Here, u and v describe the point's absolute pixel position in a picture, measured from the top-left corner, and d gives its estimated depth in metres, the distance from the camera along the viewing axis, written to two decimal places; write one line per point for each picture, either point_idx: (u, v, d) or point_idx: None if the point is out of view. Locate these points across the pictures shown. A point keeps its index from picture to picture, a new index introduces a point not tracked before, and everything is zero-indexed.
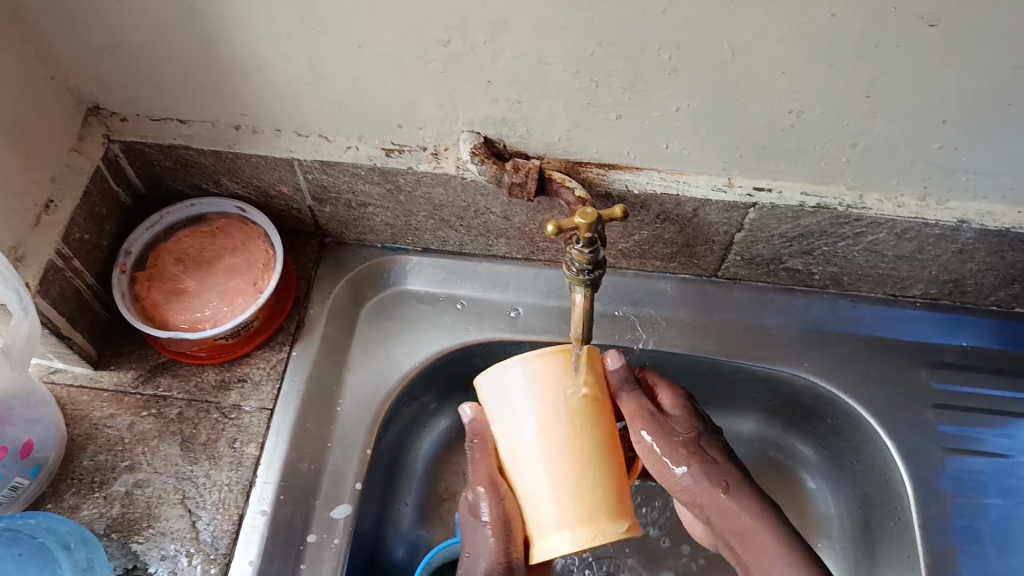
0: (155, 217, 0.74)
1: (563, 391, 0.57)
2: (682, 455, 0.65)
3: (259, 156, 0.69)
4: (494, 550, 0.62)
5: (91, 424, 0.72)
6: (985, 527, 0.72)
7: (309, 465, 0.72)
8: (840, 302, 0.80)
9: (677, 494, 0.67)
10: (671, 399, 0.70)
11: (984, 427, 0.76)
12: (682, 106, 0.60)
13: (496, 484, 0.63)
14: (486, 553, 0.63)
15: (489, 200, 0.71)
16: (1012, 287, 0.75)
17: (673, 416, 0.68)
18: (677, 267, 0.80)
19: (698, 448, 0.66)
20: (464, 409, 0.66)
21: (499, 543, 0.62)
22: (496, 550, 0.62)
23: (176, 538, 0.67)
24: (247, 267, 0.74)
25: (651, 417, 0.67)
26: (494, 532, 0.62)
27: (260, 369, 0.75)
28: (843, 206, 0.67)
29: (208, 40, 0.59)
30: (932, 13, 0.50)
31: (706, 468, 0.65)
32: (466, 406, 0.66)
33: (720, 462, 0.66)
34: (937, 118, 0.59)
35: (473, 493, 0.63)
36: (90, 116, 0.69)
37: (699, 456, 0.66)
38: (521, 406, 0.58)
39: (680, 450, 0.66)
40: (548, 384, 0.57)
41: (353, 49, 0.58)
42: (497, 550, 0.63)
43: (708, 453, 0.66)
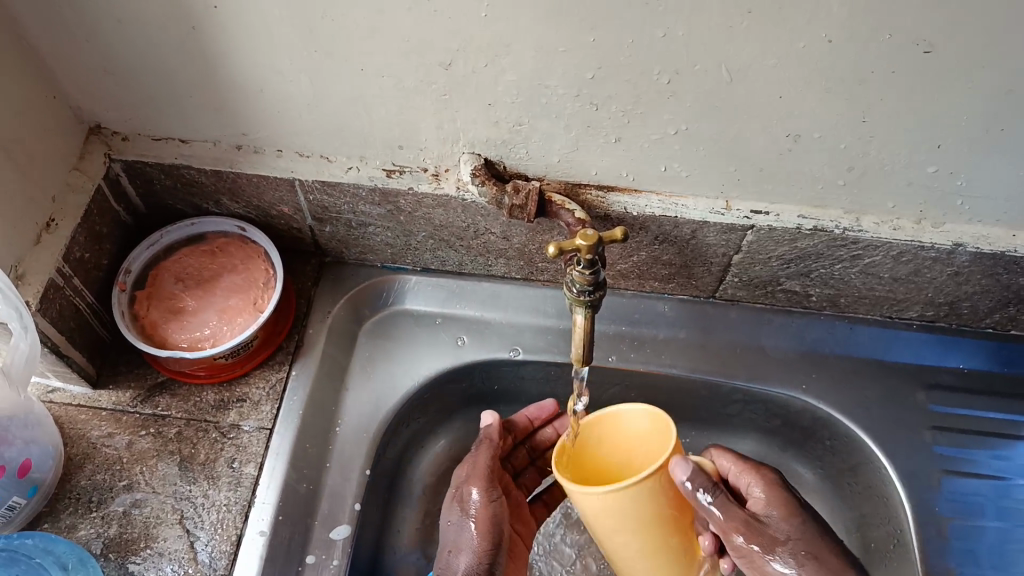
0: (155, 236, 0.75)
1: (635, 495, 0.57)
2: (787, 560, 0.61)
3: (259, 176, 0.69)
4: (477, 547, 0.66)
5: (89, 443, 0.71)
6: (983, 549, 0.72)
7: (308, 485, 0.71)
8: (837, 323, 0.80)
9: None
10: (769, 493, 0.64)
11: (980, 448, 0.76)
12: (680, 129, 0.61)
13: (492, 485, 0.70)
14: (469, 555, 0.66)
15: (489, 220, 0.71)
16: (1008, 310, 0.76)
17: (772, 518, 0.63)
18: (676, 288, 0.80)
19: (799, 552, 0.61)
20: (486, 415, 0.74)
21: (483, 537, 0.67)
22: (478, 550, 0.66)
23: (174, 559, 0.67)
24: (246, 286, 0.74)
25: (744, 528, 0.61)
26: (480, 526, 0.67)
27: (259, 389, 0.75)
28: (840, 228, 0.68)
29: (210, 60, 0.59)
30: (927, 40, 0.51)
31: (820, 572, 0.60)
32: (488, 413, 0.74)
33: (822, 560, 0.61)
34: (932, 142, 0.59)
35: (468, 488, 0.70)
36: (91, 135, 0.69)
37: (799, 565, 0.61)
38: (603, 510, 0.59)
39: (774, 553, 0.62)
40: (626, 500, 0.57)
41: (354, 70, 0.58)
42: (481, 546, 0.66)
43: (808, 556, 0.61)
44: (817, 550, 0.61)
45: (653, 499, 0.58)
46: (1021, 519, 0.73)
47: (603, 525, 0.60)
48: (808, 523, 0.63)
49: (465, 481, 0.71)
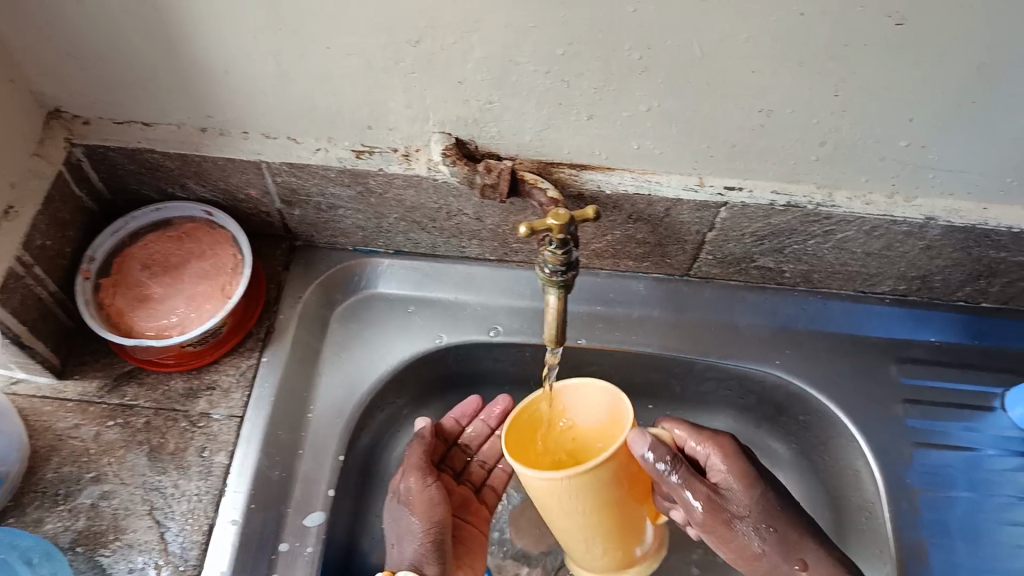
0: (119, 222, 0.73)
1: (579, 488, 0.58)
2: (748, 532, 0.65)
3: (226, 158, 0.68)
4: (419, 534, 0.66)
5: (55, 435, 0.70)
6: (953, 520, 0.73)
7: (280, 472, 0.70)
8: (811, 299, 0.80)
9: (741, 558, 0.67)
10: (729, 465, 0.66)
11: (951, 420, 0.77)
12: (652, 106, 0.60)
13: (423, 474, 0.69)
14: (415, 540, 0.66)
15: (461, 201, 0.70)
16: (978, 282, 0.76)
17: (733, 491, 0.66)
18: (650, 267, 0.80)
19: (758, 525, 0.65)
20: (420, 421, 0.74)
21: (425, 523, 0.67)
22: (419, 528, 0.66)
23: (145, 550, 0.66)
24: (214, 272, 0.72)
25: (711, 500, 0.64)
26: (419, 513, 0.67)
27: (229, 376, 0.74)
28: (813, 204, 0.68)
29: (171, 41, 0.57)
30: (899, 13, 0.51)
31: (779, 543, 0.65)
32: (421, 419, 0.74)
33: (780, 532, 0.65)
34: (905, 116, 0.59)
35: (403, 484, 0.70)
36: (50, 119, 0.67)
37: (762, 540, 0.65)
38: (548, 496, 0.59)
39: (736, 526, 0.65)
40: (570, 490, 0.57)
41: (321, 49, 0.57)
42: (424, 533, 0.66)
43: (768, 530, 0.65)
44: (775, 522, 0.65)
45: (603, 488, 0.58)
46: (992, 489, 0.74)
47: (552, 506, 0.60)
48: (764, 500, 0.66)
49: (402, 482, 0.70)
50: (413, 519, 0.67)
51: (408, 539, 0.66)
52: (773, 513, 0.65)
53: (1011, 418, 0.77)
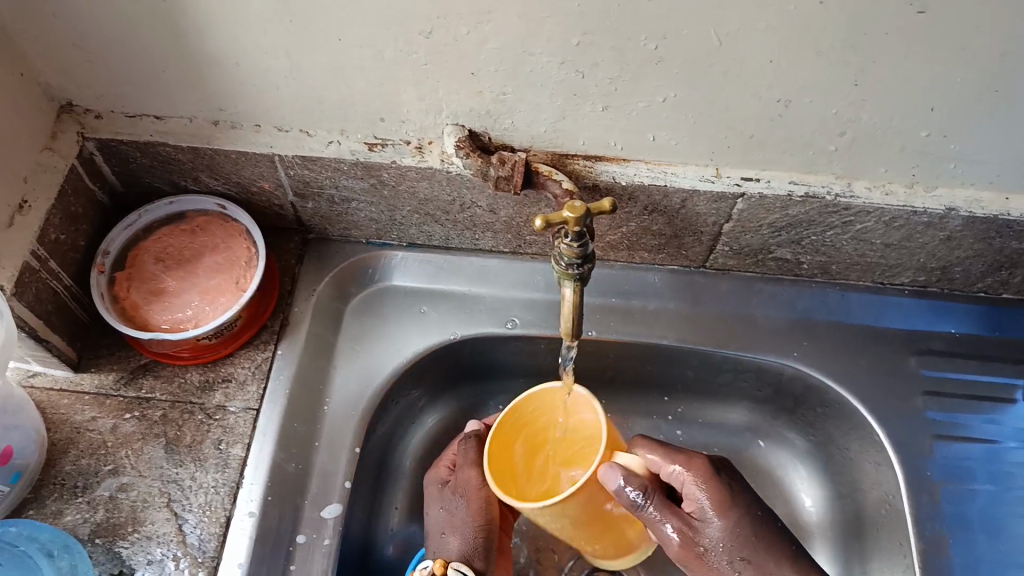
0: (132, 216, 0.73)
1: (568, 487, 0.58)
2: (723, 565, 0.64)
3: (238, 151, 0.68)
4: (470, 526, 0.67)
5: (72, 427, 0.70)
6: (974, 514, 0.72)
7: (297, 465, 0.71)
8: (828, 291, 0.80)
9: None
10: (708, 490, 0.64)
11: (972, 413, 0.76)
12: (668, 97, 0.59)
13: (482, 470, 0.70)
14: (466, 532, 0.67)
15: (475, 193, 0.70)
16: (1000, 274, 0.75)
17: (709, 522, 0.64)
18: (666, 259, 0.79)
19: (732, 554, 0.64)
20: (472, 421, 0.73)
21: (479, 520, 0.68)
22: (477, 519, 0.68)
23: (163, 542, 0.66)
24: (228, 266, 0.72)
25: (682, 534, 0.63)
26: (475, 509, 0.68)
27: (244, 368, 0.74)
28: (832, 194, 0.67)
29: (183, 33, 0.57)
30: (920, 0, 0.50)
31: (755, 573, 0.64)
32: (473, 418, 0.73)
33: (755, 562, 0.64)
34: (925, 105, 0.58)
35: (461, 476, 0.69)
36: (62, 113, 0.67)
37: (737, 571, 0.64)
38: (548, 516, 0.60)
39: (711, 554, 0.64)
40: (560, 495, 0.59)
41: (333, 41, 0.57)
42: (476, 527, 0.67)
43: (745, 562, 0.64)
44: (750, 554, 0.64)
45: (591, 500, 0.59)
46: (1012, 482, 0.73)
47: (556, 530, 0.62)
48: (742, 516, 0.64)
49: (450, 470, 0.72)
50: (466, 512, 0.68)
51: (458, 531, 0.68)
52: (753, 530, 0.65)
53: None
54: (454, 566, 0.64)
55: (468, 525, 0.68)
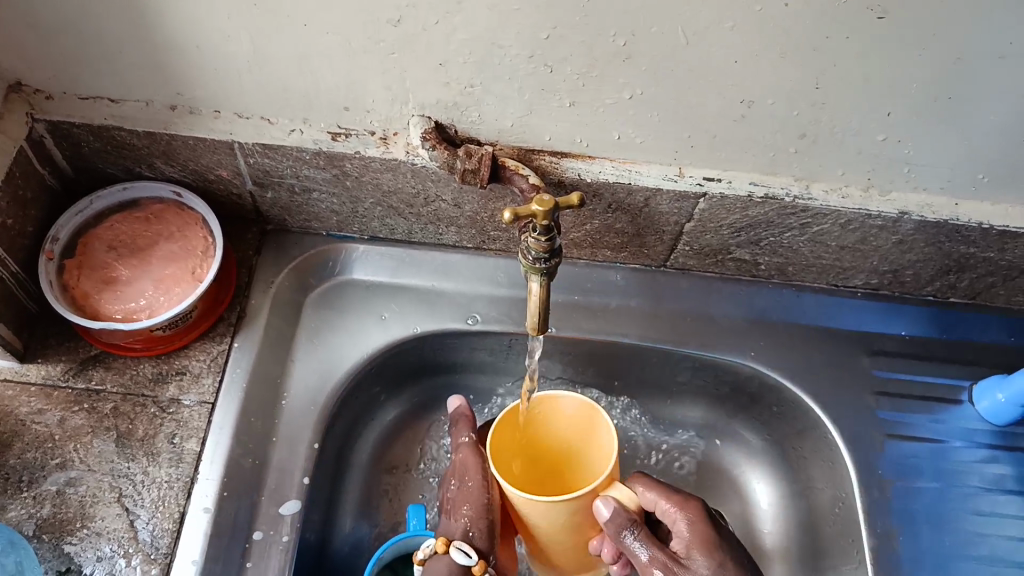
0: (83, 202, 0.71)
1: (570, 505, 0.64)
2: None
3: (195, 137, 0.66)
4: (475, 507, 0.67)
5: (17, 420, 0.68)
6: (920, 509, 0.74)
7: (254, 460, 0.69)
8: (785, 291, 0.81)
9: None
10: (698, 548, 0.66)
11: (919, 412, 0.78)
12: (635, 94, 0.60)
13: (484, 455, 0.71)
14: (473, 524, 0.66)
15: (440, 187, 0.69)
16: (948, 277, 0.78)
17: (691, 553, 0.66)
18: (627, 257, 0.80)
19: None
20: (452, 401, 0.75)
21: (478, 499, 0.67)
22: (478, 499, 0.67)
23: (113, 539, 0.64)
24: (183, 255, 0.70)
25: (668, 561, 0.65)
26: (473, 489, 0.68)
27: (199, 361, 0.72)
28: (790, 196, 0.68)
29: (142, 13, 0.55)
30: (881, 6, 0.51)
31: None
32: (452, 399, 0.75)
33: None
34: (882, 110, 0.60)
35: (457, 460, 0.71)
36: (10, 92, 0.64)
37: None
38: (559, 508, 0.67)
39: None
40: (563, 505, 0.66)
41: (298, 26, 0.56)
42: (478, 509, 0.67)
43: None
44: None
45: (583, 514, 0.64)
46: (957, 480, 0.76)
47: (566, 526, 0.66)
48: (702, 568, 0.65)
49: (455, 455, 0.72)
50: (473, 491, 0.68)
51: (464, 507, 0.67)
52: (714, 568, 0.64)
53: (978, 410, 0.78)
54: (455, 542, 0.65)
55: (476, 505, 0.67)
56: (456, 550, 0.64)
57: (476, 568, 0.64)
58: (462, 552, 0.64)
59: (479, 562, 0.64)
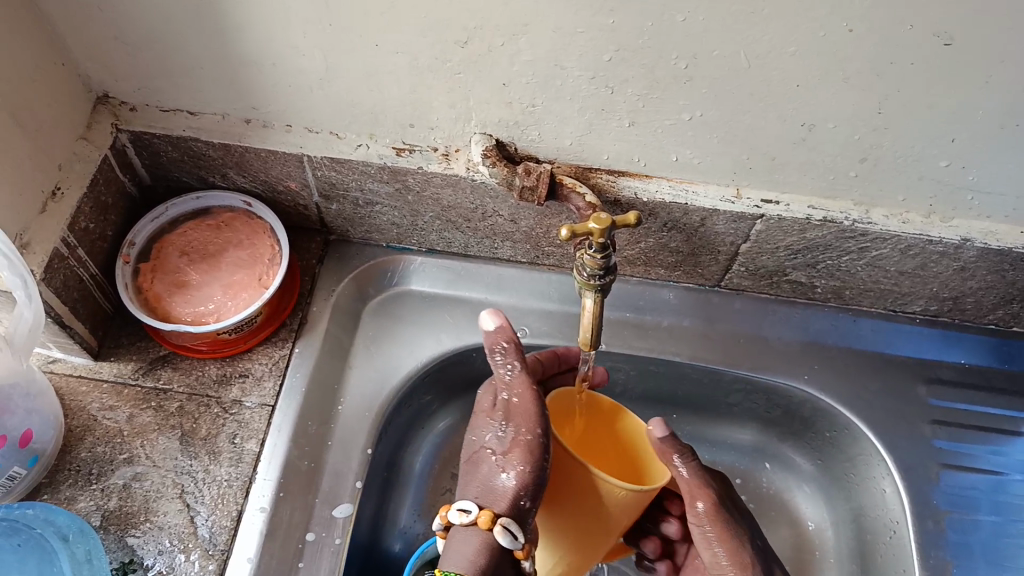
0: (160, 208, 0.74)
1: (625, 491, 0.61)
2: None
3: (267, 149, 0.69)
4: (533, 467, 0.57)
5: (89, 415, 0.71)
6: (976, 543, 0.72)
7: (309, 463, 0.71)
8: (840, 316, 0.81)
9: None
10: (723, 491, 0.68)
11: (978, 443, 0.77)
12: (694, 116, 0.60)
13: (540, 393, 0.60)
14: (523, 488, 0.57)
15: (498, 202, 0.71)
16: (1011, 306, 0.76)
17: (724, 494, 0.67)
18: (681, 276, 0.80)
19: None
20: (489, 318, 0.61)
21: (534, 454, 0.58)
22: (531, 449, 0.58)
23: (173, 533, 0.67)
24: (251, 262, 0.73)
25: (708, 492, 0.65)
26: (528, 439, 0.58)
27: (261, 365, 0.74)
28: (849, 220, 0.68)
29: (223, 31, 0.58)
30: (948, 32, 0.51)
31: None
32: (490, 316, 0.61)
33: None
34: (946, 136, 0.59)
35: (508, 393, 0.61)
36: (98, 104, 0.68)
37: None
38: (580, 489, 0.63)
39: (714, 529, 0.64)
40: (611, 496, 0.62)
41: (370, 46, 0.58)
42: (531, 463, 0.57)
43: None
44: None
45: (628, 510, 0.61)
46: (1017, 514, 0.74)
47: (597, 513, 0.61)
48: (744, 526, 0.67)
49: (507, 390, 0.61)
50: (536, 445, 0.58)
51: (519, 461, 0.58)
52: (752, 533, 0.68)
53: None
54: (503, 520, 0.57)
55: (536, 463, 0.57)
56: (503, 532, 0.57)
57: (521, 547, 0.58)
58: (510, 530, 0.57)
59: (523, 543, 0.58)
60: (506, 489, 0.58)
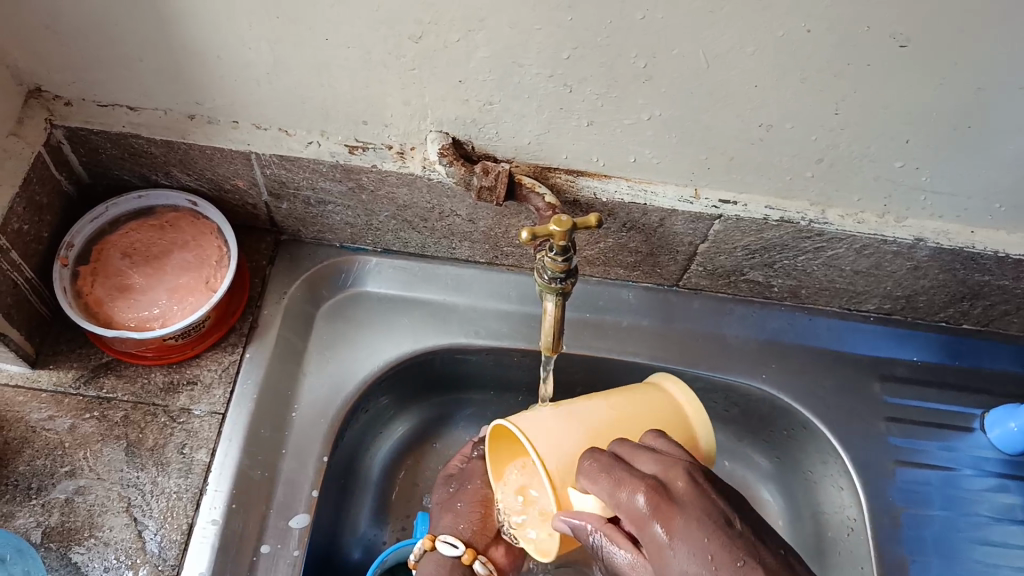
0: (100, 209, 0.71)
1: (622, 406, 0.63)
2: None
3: (214, 147, 0.66)
4: (470, 501, 0.74)
5: (27, 426, 0.68)
6: (929, 538, 0.73)
7: (262, 472, 0.69)
8: (796, 314, 0.81)
9: None
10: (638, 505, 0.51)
11: (929, 439, 0.78)
12: (654, 115, 0.60)
13: None
14: (464, 519, 0.73)
15: (455, 202, 0.69)
16: (961, 304, 0.77)
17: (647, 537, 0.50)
18: (640, 276, 0.80)
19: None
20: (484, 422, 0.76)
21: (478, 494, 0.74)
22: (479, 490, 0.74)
23: (119, 548, 0.64)
24: (198, 264, 0.71)
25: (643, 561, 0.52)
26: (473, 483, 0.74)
27: (211, 371, 0.72)
28: (807, 220, 0.68)
29: (163, 22, 0.56)
30: (904, 34, 0.51)
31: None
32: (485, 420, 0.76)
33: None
34: (902, 136, 0.59)
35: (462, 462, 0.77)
36: (30, 97, 0.65)
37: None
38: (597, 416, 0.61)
39: None
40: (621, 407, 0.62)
41: (320, 40, 0.56)
42: (472, 504, 0.74)
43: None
44: None
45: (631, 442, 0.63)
46: (967, 508, 0.75)
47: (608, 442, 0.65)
48: (689, 558, 0.48)
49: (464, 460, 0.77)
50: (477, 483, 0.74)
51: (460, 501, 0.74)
52: (699, 551, 0.47)
53: (989, 438, 0.78)
54: (440, 538, 0.70)
55: (472, 503, 0.74)
56: (443, 543, 0.70)
57: (463, 556, 0.69)
58: (448, 541, 0.70)
59: (467, 550, 0.70)
60: (448, 523, 0.73)
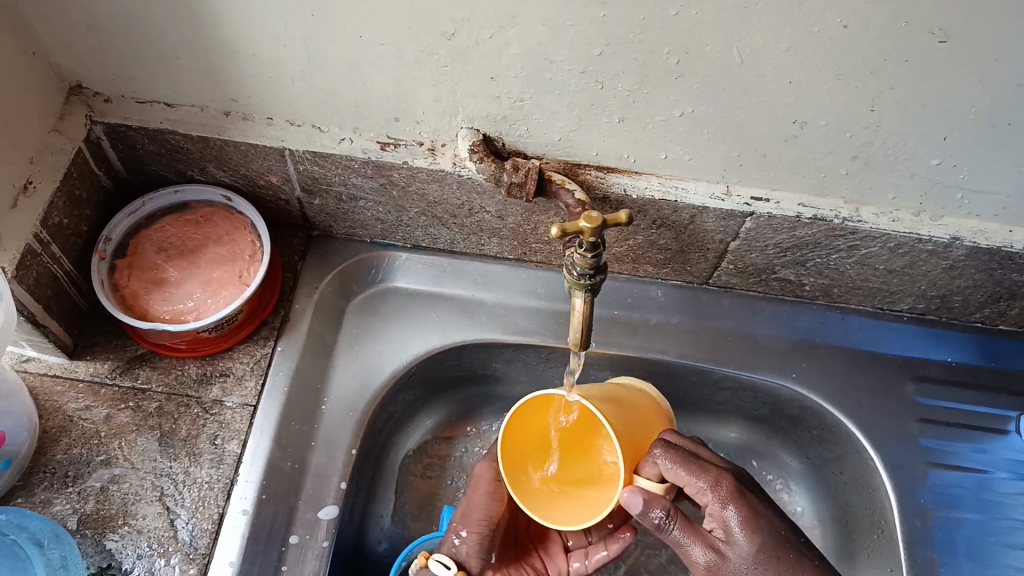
0: (137, 203, 0.72)
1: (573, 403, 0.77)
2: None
3: (248, 143, 0.67)
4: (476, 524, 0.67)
5: (64, 416, 0.69)
6: (961, 542, 0.72)
7: (292, 464, 0.70)
8: (829, 313, 0.80)
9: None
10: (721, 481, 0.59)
11: (962, 441, 0.77)
12: (685, 112, 0.59)
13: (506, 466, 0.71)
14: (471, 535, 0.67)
15: (485, 198, 0.69)
16: (998, 305, 0.76)
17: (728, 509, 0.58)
18: (669, 273, 0.79)
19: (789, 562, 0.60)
20: None
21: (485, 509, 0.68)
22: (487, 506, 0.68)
23: (153, 537, 0.65)
24: (232, 258, 0.72)
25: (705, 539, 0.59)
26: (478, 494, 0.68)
27: (242, 363, 0.73)
28: (839, 218, 0.67)
29: (199, 19, 0.56)
30: (942, 29, 0.50)
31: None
32: None
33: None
34: (939, 134, 0.59)
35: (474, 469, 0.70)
36: (72, 95, 0.66)
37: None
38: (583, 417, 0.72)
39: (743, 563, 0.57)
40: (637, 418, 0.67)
41: (353, 37, 0.56)
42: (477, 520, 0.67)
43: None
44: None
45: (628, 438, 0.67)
46: (1001, 512, 0.74)
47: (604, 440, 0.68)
48: (768, 522, 0.58)
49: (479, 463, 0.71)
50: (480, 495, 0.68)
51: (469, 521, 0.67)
52: (775, 520, 0.58)
53: None
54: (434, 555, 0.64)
55: (475, 522, 0.67)
56: (435, 562, 0.64)
57: None
58: (443, 560, 0.64)
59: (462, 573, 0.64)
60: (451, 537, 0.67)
